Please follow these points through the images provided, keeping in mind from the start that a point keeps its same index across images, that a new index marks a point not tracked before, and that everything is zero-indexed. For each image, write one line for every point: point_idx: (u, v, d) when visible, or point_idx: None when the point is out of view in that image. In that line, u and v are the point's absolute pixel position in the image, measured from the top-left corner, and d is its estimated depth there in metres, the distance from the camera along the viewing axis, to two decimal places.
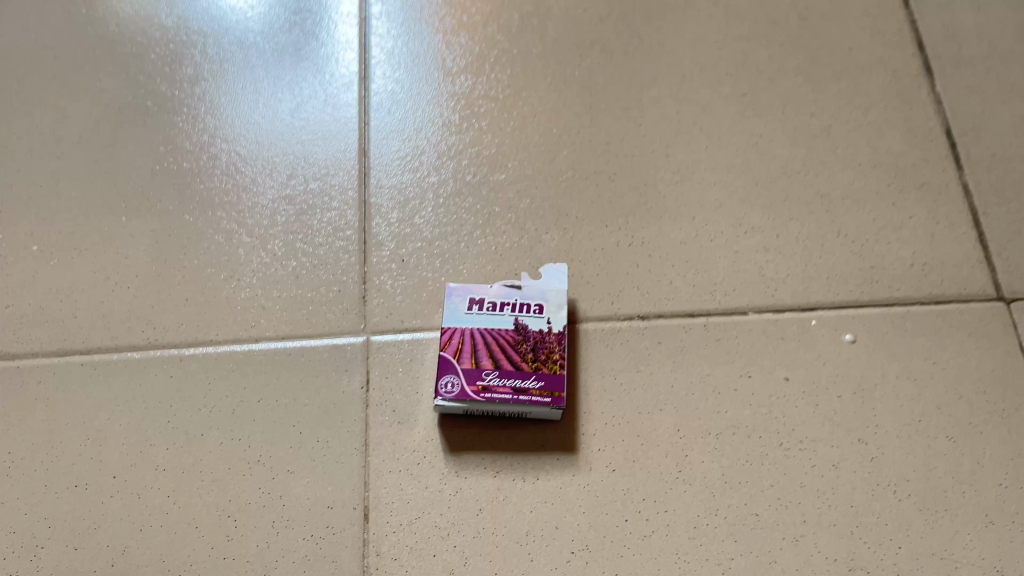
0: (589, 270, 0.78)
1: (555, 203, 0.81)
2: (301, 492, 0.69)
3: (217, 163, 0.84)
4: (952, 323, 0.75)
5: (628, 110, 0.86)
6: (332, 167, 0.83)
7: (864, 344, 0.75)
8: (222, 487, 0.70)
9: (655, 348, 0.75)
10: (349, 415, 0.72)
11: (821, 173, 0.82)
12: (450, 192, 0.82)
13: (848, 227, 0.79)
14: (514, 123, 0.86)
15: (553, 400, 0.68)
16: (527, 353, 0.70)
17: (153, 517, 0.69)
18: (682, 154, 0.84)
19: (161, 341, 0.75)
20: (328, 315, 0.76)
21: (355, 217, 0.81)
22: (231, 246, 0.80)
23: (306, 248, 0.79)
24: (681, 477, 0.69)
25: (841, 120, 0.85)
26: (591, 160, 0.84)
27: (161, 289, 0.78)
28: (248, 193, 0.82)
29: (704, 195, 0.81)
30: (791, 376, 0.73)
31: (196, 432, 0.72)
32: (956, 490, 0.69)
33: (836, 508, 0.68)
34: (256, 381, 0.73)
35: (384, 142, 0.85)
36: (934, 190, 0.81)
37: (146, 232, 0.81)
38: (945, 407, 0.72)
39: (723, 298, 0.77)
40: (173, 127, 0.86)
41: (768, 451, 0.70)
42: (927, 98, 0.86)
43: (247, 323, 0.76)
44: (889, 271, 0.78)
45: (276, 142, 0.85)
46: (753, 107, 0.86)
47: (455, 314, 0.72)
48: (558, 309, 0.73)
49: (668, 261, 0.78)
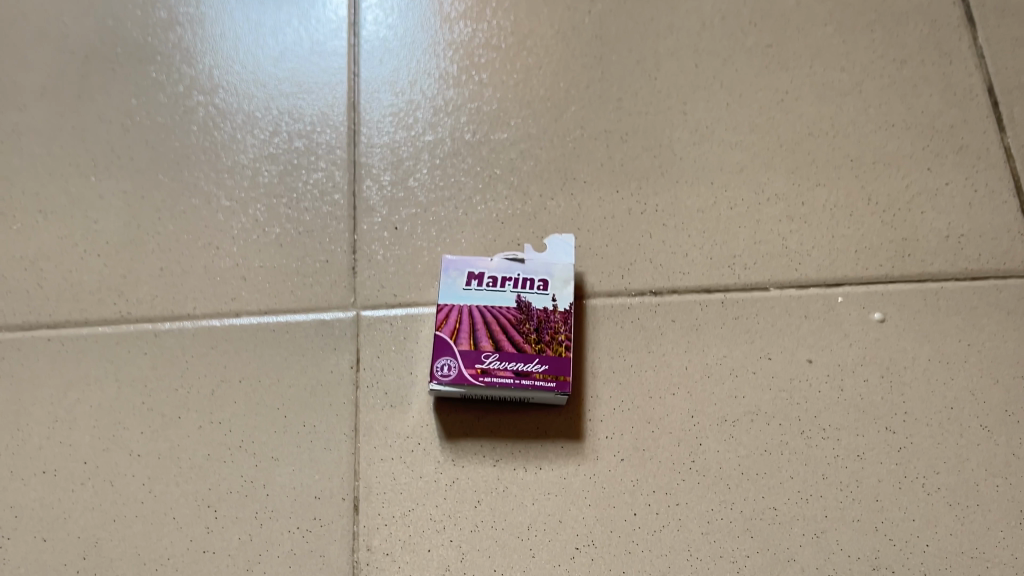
0: (598, 241, 0.72)
1: (562, 166, 0.75)
2: (286, 481, 0.64)
3: (194, 117, 0.78)
4: (990, 301, 0.69)
5: (642, 62, 0.79)
6: (318, 123, 0.77)
7: (895, 324, 0.69)
8: (201, 475, 0.65)
9: (668, 326, 0.69)
10: (338, 398, 0.67)
11: (851, 134, 0.75)
12: (447, 152, 0.76)
13: (879, 194, 0.73)
14: (517, 75, 0.79)
15: (558, 384, 0.63)
16: (530, 334, 0.64)
17: (127, 507, 0.64)
18: (700, 112, 0.77)
19: (135, 315, 0.70)
20: (315, 288, 0.70)
21: (344, 179, 0.74)
22: (210, 210, 0.73)
23: (291, 213, 0.73)
24: (695, 468, 0.64)
25: (873, 75, 0.78)
26: (601, 117, 0.77)
27: (135, 257, 0.72)
28: (228, 151, 0.76)
29: (724, 157, 0.75)
30: (815, 358, 0.68)
31: (172, 415, 0.66)
32: (989, 483, 0.64)
33: (861, 502, 0.63)
34: (237, 359, 0.68)
35: (375, 95, 0.78)
36: (973, 153, 0.74)
37: (117, 193, 0.74)
38: (980, 393, 0.66)
39: (742, 272, 0.71)
40: (146, 78, 0.80)
41: (788, 440, 0.65)
42: (968, 51, 0.78)
43: (228, 295, 0.70)
44: (923, 243, 0.71)
45: (259, 95, 0.78)
46: (778, 60, 0.79)
47: (451, 289, 0.66)
48: (564, 285, 0.67)
49: (684, 231, 0.72)
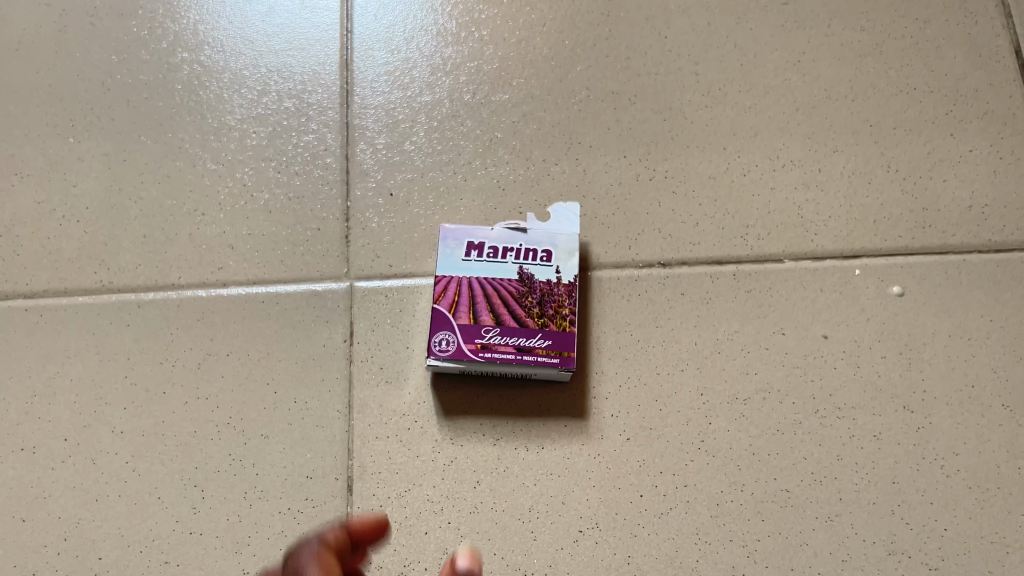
0: (604, 209, 0.68)
1: (566, 129, 0.71)
2: (277, 460, 0.61)
3: (179, 75, 0.73)
4: (1014, 274, 0.66)
5: (651, 20, 0.75)
6: (309, 82, 0.73)
7: (914, 297, 0.65)
8: (187, 453, 0.61)
9: (677, 299, 0.66)
10: (330, 373, 0.63)
11: (870, 98, 0.72)
12: (446, 114, 0.72)
13: (900, 161, 0.70)
14: (520, 33, 0.75)
15: (561, 360, 0.60)
16: (532, 308, 0.61)
17: (109, 486, 0.61)
18: (713, 73, 0.73)
19: (117, 285, 0.66)
20: (306, 257, 0.67)
21: (337, 142, 0.71)
22: (196, 174, 0.70)
23: (281, 178, 0.69)
24: (704, 448, 0.61)
25: (894, 36, 0.74)
26: (608, 78, 0.73)
27: (117, 223, 0.68)
28: (215, 111, 0.72)
29: (737, 121, 0.71)
30: (831, 334, 0.65)
31: (157, 390, 0.63)
32: (1010, 465, 0.60)
33: (877, 484, 0.60)
34: (225, 331, 0.65)
35: (370, 53, 0.74)
36: (999, 119, 0.71)
37: (97, 156, 0.71)
38: (1003, 371, 0.63)
39: (756, 243, 0.67)
40: (127, 33, 0.75)
41: (802, 419, 0.62)
42: (995, 10, 0.74)
43: (215, 264, 0.67)
44: (945, 213, 0.68)
45: (246, 52, 0.74)
46: (794, 19, 0.75)
47: (450, 260, 0.63)
48: (568, 256, 0.64)
49: (694, 199, 0.69)
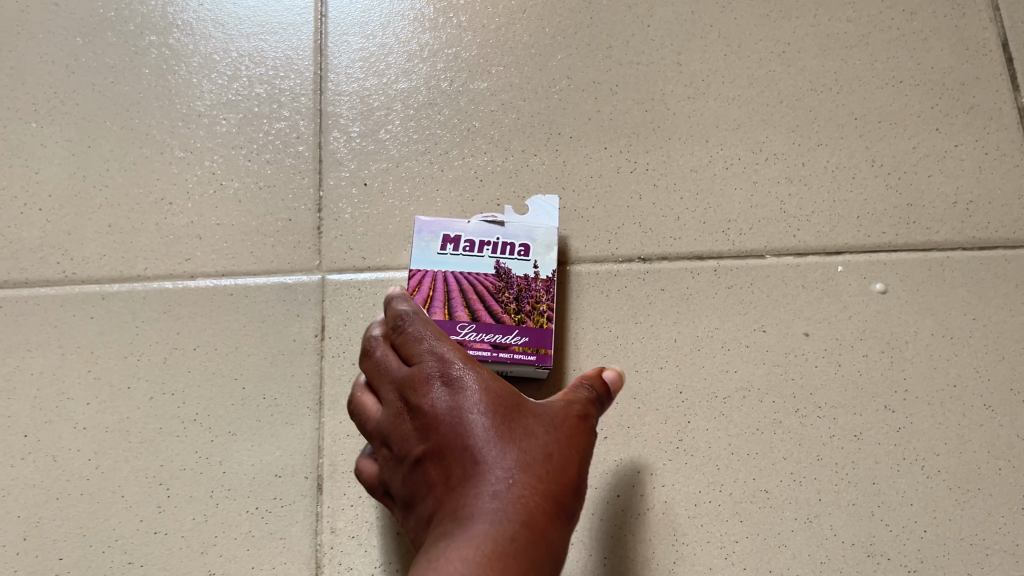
0: (584, 202, 0.67)
1: (546, 119, 0.69)
2: (245, 458, 0.59)
3: (146, 59, 0.71)
4: (997, 272, 0.65)
5: (633, 8, 0.73)
6: (282, 67, 0.71)
7: (897, 295, 0.64)
8: (151, 450, 0.60)
9: (657, 295, 0.64)
10: (300, 368, 0.62)
11: (856, 90, 0.70)
12: (422, 102, 0.70)
13: (884, 155, 0.68)
14: (499, 19, 0.73)
15: (539, 357, 0.58)
16: (509, 304, 0.59)
17: (71, 484, 0.59)
18: (696, 63, 0.71)
19: (80, 276, 0.64)
20: (277, 249, 0.65)
21: (309, 130, 0.69)
22: (163, 162, 0.68)
23: (251, 166, 0.68)
24: (682, 448, 0.60)
25: (881, 27, 0.72)
26: (589, 66, 0.71)
27: (80, 212, 0.66)
28: (183, 97, 0.70)
29: (720, 113, 0.70)
30: (812, 332, 0.63)
31: (121, 385, 0.61)
32: (991, 466, 0.60)
33: (856, 485, 0.59)
34: (191, 325, 0.63)
35: (344, 38, 0.72)
36: (985, 114, 0.69)
37: (61, 141, 0.68)
38: (984, 370, 0.62)
39: (737, 238, 0.66)
40: (93, 14, 0.73)
41: (782, 418, 0.61)
42: (983, 3, 0.73)
43: (183, 255, 0.65)
44: (929, 209, 0.67)
45: (217, 35, 0.72)
46: (780, 8, 0.73)
47: (425, 254, 0.61)
48: (547, 251, 0.62)
49: (676, 192, 0.67)
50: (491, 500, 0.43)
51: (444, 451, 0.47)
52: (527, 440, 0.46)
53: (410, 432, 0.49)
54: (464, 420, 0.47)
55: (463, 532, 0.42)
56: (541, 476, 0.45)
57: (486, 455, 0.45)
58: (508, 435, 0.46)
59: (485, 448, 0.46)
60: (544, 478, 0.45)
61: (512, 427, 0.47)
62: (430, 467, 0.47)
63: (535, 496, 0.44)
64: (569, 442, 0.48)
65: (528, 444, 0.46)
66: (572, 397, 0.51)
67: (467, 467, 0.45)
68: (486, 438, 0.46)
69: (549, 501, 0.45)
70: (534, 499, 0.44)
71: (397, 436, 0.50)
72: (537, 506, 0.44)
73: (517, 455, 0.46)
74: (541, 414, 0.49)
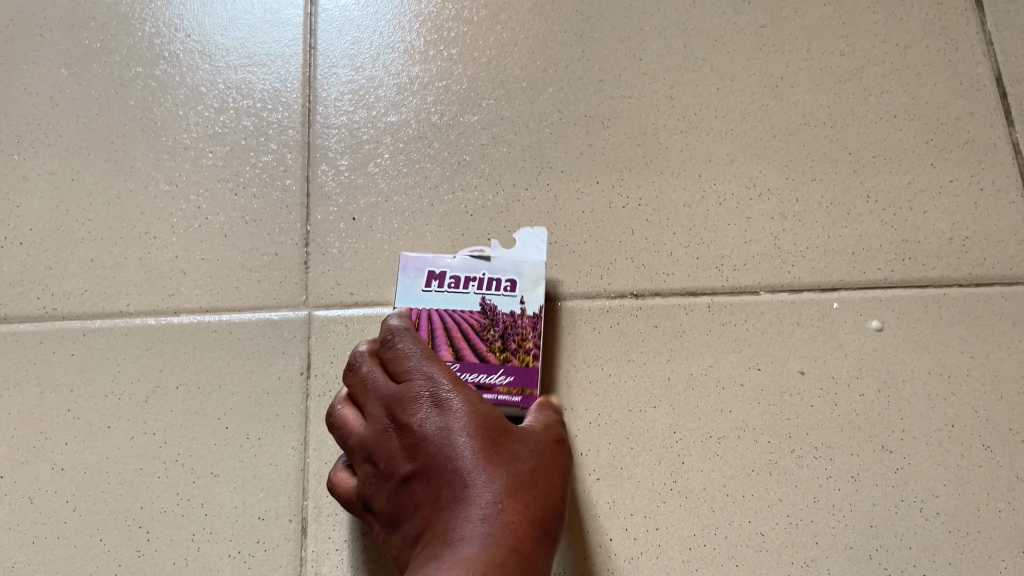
0: (575, 237, 0.66)
1: (537, 153, 0.69)
2: (227, 500, 0.58)
3: (132, 91, 0.70)
4: (994, 309, 0.64)
5: (625, 41, 0.73)
6: (269, 100, 0.70)
7: (893, 333, 0.63)
8: (131, 492, 0.58)
9: (650, 332, 0.63)
10: (286, 407, 0.60)
11: (850, 125, 0.70)
12: (411, 136, 0.69)
13: (879, 191, 0.68)
14: (490, 52, 0.72)
15: (524, 398, 0.56)
16: (494, 342, 0.57)
17: (46, 528, 0.57)
18: (689, 96, 0.71)
19: (61, 311, 0.63)
20: (262, 285, 0.64)
21: (297, 163, 0.68)
22: (148, 195, 0.66)
23: (237, 200, 0.66)
24: (675, 489, 0.59)
25: (874, 61, 0.72)
26: (580, 100, 0.70)
27: (63, 246, 0.65)
28: (169, 129, 0.69)
29: (713, 148, 0.69)
30: (807, 370, 0.62)
31: (101, 424, 0.60)
32: (990, 508, 0.58)
33: (854, 528, 0.58)
34: (174, 362, 0.62)
35: (333, 71, 0.71)
36: (979, 149, 0.69)
37: (43, 174, 0.67)
38: (983, 410, 0.61)
39: (731, 274, 0.65)
40: (78, 45, 0.72)
41: (778, 459, 0.60)
42: (976, 37, 0.73)
43: (167, 290, 0.64)
44: (925, 246, 0.66)
45: (204, 67, 0.71)
46: (773, 42, 0.73)
47: (408, 291, 0.59)
48: (534, 286, 0.59)
49: (669, 227, 0.67)
50: (480, 526, 0.42)
51: (434, 473, 0.46)
52: (514, 463, 0.46)
53: (397, 450, 0.48)
54: (453, 441, 0.46)
55: (453, 556, 0.41)
56: (528, 502, 0.45)
57: (475, 479, 0.44)
58: (496, 458, 0.46)
59: (475, 472, 0.45)
60: (532, 504, 0.45)
61: (500, 451, 0.46)
62: (419, 488, 0.46)
63: (523, 522, 0.44)
64: (551, 467, 0.48)
65: (516, 467, 0.46)
66: (546, 419, 0.52)
67: (457, 490, 0.44)
68: (476, 461, 0.45)
69: (536, 527, 0.44)
70: (522, 525, 0.43)
71: (382, 453, 0.48)
72: (526, 533, 0.43)
73: (506, 481, 0.45)
74: (526, 437, 0.48)
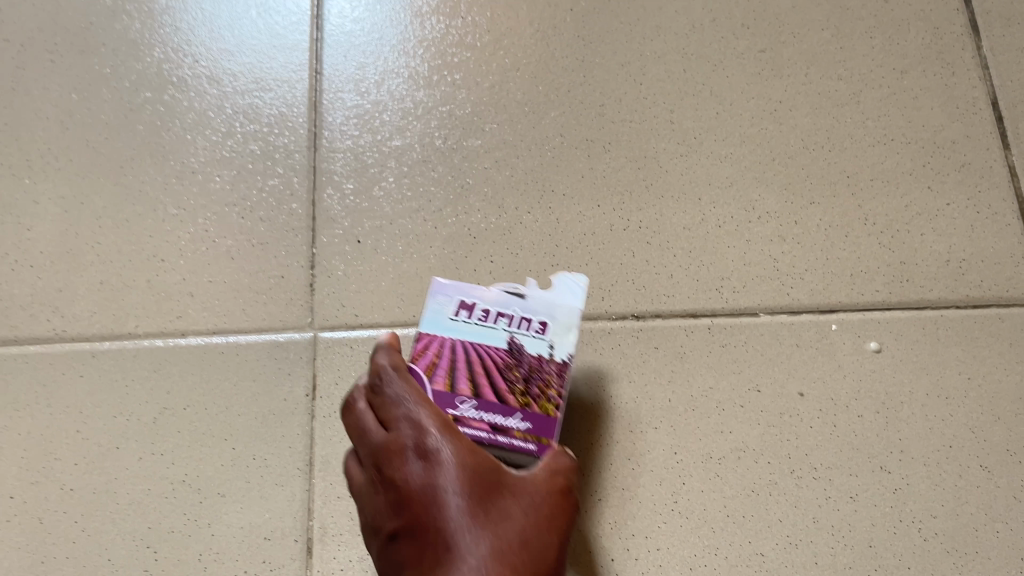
0: (577, 260, 0.67)
1: (539, 177, 0.70)
2: (234, 520, 0.59)
3: (141, 116, 0.71)
4: (991, 331, 0.65)
5: (626, 66, 0.74)
6: (276, 124, 0.71)
7: (892, 354, 0.64)
8: (139, 512, 0.59)
9: (651, 353, 0.64)
10: (291, 428, 0.61)
11: (848, 148, 0.71)
12: (415, 160, 0.70)
13: (877, 214, 0.69)
14: (493, 77, 0.73)
15: (539, 448, 0.52)
16: (517, 384, 0.53)
17: (56, 548, 0.58)
18: (689, 120, 0.72)
19: (71, 333, 0.64)
20: (269, 307, 0.65)
21: (303, 187, 0.69)
22: (157, 219, 0.68)
23: (245, 224, 0.67)
24: (677, 510, 0.60)
25: (872, 85, 0.73)
26: (582, 124, 0.71)
27: (73, 269, 0.66)
28: (177, 154, 0.70)
29: (713, 171, 0.70)
30: (806, 392, 0.63)
31: (110, 445, 0.61)
32: (988, 529, 0.59)
33: (852, 548, 0.59)
34: (181, 383, 0.62)
35: (339, 95, 0.72)
36: (976, 172, 0.70)
37: (54, 198, 0.68)
38: (980, 431, 0.62)
39: (731, 296, 0.66)
40: (88, 70, 0.73)
41: (777, 479, 0.61)
42: (972, 61, 0.74)
43: (174, 313, 0.65)
44: (923, 268, 0.67)
45: (212, 92, 0.72)
46: (772, 66, 0.74)
47: (436, 317, 0.55)
48: (566, 331, 0.55)
49: (669, 249, 0.67)
50: None
51: (420, 532, 0.47)
52: (502, 525, 0.47)
53: (386, 503, 0.49)
54: (439, 500, 0.47)
55: None
56: (516, 564, 0.45)
57: (459, 543, 0.46)
58: (482, 521, 0.46)
59: (458, 536, 0.46)
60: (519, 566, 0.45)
61: (488, 511, 0.47)
62: (405, 544, 0.47)
63: None
64: (547, 519, 0.49)
65: (505, 528, 0.47)
66: (555, 466, 0.51)
67: (441, 554, 0.46)
68: (460, 524, 0.46)
69: None
70: None
71: (374, 505, 0.50)
72: None
73: (493, 542, 0.46)
74: (521, 492, 0.49)
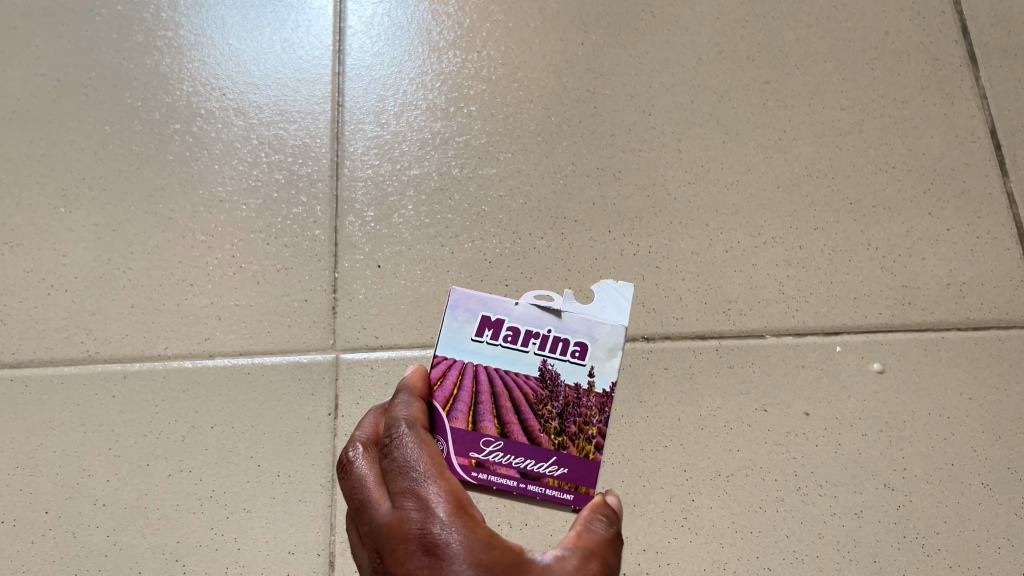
0: (588, 284, 0.69)
1: (552, 204, 0.72)
2: (259, 535, 0.61)
3: (170, 147, 0.74)
4: (992, 352, 0.67)
5: (635, 97, 0.76)
6: (300, 154, 0.74)
7: (895, 375, 0.66)
8: (168, 527, 0.61)
9: (661, 374, 0.66)
10: (314, 445, 0.64)
11: (850, 176, 0.73)
12: (434, 188, 0.73)
13: (880, 239, 0.71)
14: (507, 108, 0.76)
15: (574, 496, 0.55)
16: (548, 422, 0.56)
17: (88, 560, 0.60)
18: (696, 150, 0.74)
19: (103, 354, 0.67)
20: (293, 329, 0.68)
21: (325, 215, 0.72)
22: (186, 245, 0.70)
23: (270, 249, 0.70)
24: (686, 525, 0.62)
25: (874, 115, 0.75)
26: (594, 153, 0.74)
27: (105, 294, 0.69)
28: (205, 183, 0.73)
29: (720, 198, 0.72)
30: (812, 411, 0.65)
31: (140, 462, 0.63)
32: (990, 544, 0.61)
33: (857, 563, 0.61)
34: (209, 403, 0.65)
35: (360, 127, 0.75)
36: (975, 198, 0.72)
37: (88, 226, 0.71)
38: (982, 449, 0.64)
39: (738, 318, 0.68)
40: (120, 103, 0.76)
41: (784, 496, 0.62)
42: (970, 91, 0.76)
43: (203, 335, 0.67)
44: (924, 291, 0.69)
45: (238, 123, 0.75)
46: (776, 98, 0.76)
47: (473, 341, 0.59)
48: (602, 355, 0.60)
49: (678, 273, 0.70)
50: None
51: None
52: None
53: None
54: None
55: None
56: None
57: None
58: None
59: None
60: None
61: None
62: None
63: None
64: None
65: None
66: (587, 543, 0.46)
67: None
68: None
69: None
70: None
71: None
72: None
73: None
74: None
